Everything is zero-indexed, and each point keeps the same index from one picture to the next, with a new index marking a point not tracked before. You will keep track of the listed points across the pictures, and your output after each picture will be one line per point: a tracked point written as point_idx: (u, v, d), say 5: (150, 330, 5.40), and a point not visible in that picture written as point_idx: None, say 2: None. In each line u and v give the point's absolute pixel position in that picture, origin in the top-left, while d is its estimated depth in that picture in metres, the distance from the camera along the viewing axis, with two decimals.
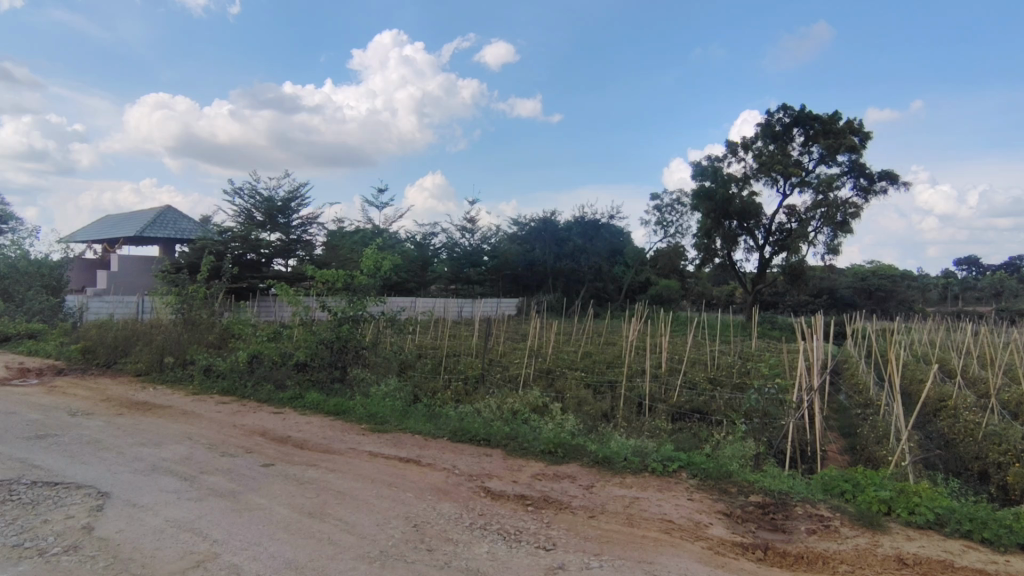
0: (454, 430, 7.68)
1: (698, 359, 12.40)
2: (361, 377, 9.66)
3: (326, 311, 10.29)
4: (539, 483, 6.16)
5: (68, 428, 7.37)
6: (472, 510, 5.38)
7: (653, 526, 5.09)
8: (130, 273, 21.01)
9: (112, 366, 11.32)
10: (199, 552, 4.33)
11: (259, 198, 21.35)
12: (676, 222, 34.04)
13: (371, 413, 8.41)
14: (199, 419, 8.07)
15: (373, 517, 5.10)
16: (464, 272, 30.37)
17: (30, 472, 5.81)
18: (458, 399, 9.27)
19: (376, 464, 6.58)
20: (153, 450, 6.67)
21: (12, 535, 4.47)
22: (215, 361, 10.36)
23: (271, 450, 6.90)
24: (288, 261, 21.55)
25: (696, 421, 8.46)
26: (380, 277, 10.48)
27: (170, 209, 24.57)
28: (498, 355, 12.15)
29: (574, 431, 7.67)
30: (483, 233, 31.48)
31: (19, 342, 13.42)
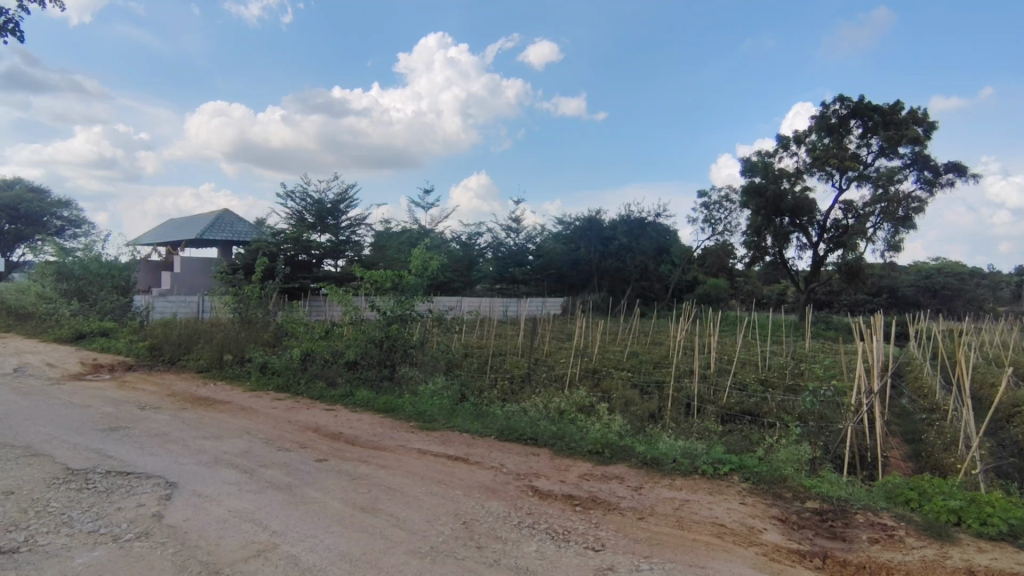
0: (502, 430, 7.73)
1: (749, 360, 12.07)
2: (408, 376, 9.82)
3: (375, 311, 10.51)
4: (587, 483, 6.14)
5: (139, 421, 7.80)
6: (520, 509, 5.41)
7: (704, 530, 5.00)
8: (191, 274, 22.04)
9: (176, 362, 11.89)
10: (260, 541, 4.51)
11: (309, 201, 22.03)
12: (724, 219, 33.24)
13: (419, 411, 8.56)
14: (257, 414, 8.39)
15: (423, 514, 5.18)
16: (509, 272, 30.66)
17: (105, 461, 6.18)
18: (505, 398, 9.30)
19: (426, 461, 6.69)
20: (215, 443, 6.98)
21: (89, 521, 4.77)
22: (270, 358, 10.74)
23: (324, 446, 7.11)
24: (338, 261, 22.11)
25: (746, 423, 8.24)
26: (427, 277, 10.65)
27: (227, 212, 25.61)
28: (544, 355, 12.14)
29: (622, 431, 7.60)
30: (527, 233, 31.55)
31: (94, 339, 14.27)
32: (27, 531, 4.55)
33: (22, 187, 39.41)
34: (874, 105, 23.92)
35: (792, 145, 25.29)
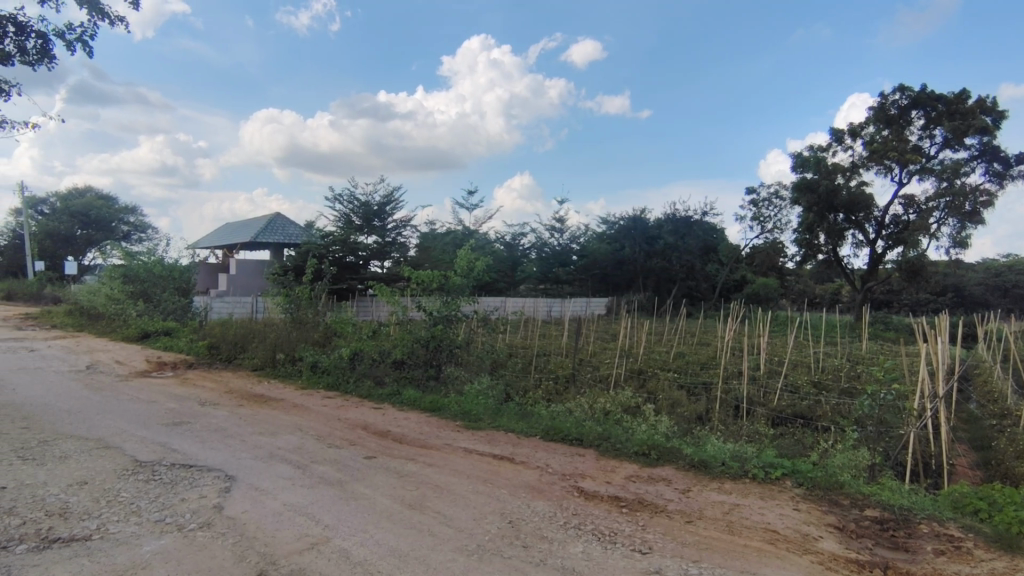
0: (547, 430, 7.74)
1: (802, 362, 11.69)
2: (454, 375, 9.94)
3: (421, 311, 10.69)
4: (634, 484, 6.08)
5: (199, 416, 8.17)
6: (566, 509, 5.41)
7: (756, 536, 4.88)
8: (247, 276, 22.92)
9: (232, 360, 12.37)
10: (313, 535, 4.66)
11: (356, 203, 22.60)
12: (774, 216, 32.26)
13: (465, 410, 8.65)
14: (309, 412, 8.66)
15: (470, 512, 5.24)
16: (553, 272, 30.63)
17: (170, 454, 6.49)
18: (550, 398, 9.30)
19: (471, 460, 6.76)
20: (269, 439, 7.24)
21: (156, 511, 5.03)
22: (321, 357, 11.05)
23: (373, 443, 7.27)
24: (384, 263, 22.57)
25: (799, 426, 7.98)
26: (472, 278, 10.76)
27: (279, 216, 26.48)
28: (588, 355, 12.05)
29: (669, 433, 7.48)
30: (571, 233, 31.45)
31: (157, 338, 15.00)
32: (100, 519, 4.83)
33: (91, 195, 41.70)
34: (937, 94, 22.76)
35: (847, 138, 24.34)
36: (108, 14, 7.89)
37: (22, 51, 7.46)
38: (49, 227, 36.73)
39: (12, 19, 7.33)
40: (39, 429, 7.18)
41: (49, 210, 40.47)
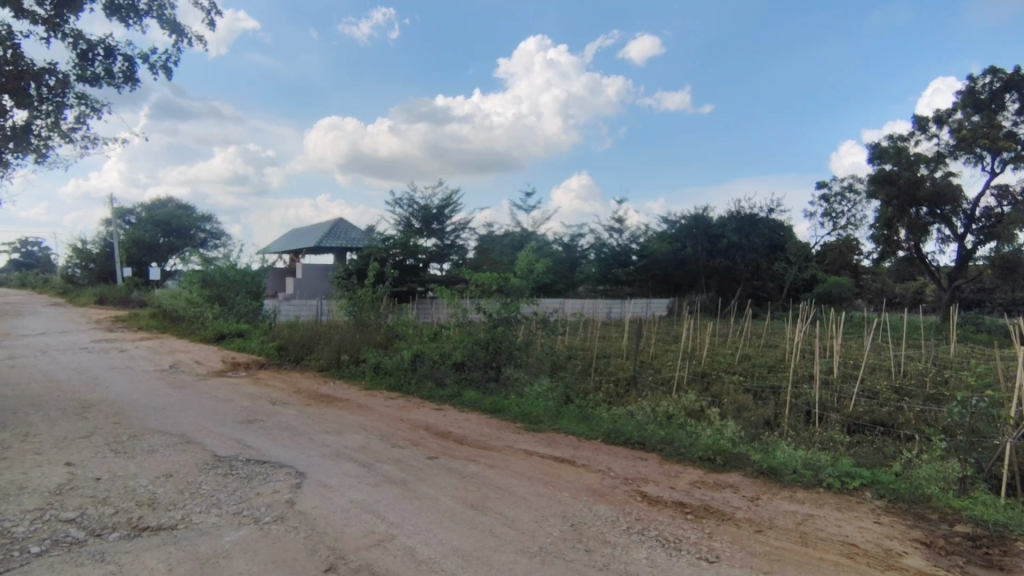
0: (608, 432, 7.64)
1: (880, 366, 11.04)
2: (515, 377, 9.94)
3: (481, 313, 10.77)
4: (699, 490, 5.89)
5: (271, 414, 8.54)
6: (629, 514, 5.30)
7: (833, 549, 4.63)
8: (312, 279, 23.77)
9: (300, 361, 12.86)
10: (379, 532, 4.76)
11: (416, 207, 23.10)
12: (846, 212, 30.68)
13: (525, 412, 8.65)
14: (373, 412, 8.87)
15: (531, 514, 5.22)
16: (611, 273, 30.13)
17: (245, 450, 6.82)
18: (610, 401, 9.17)
19: (532, 462, 6.75)
20: (336, 438, 7.46)
21: (234, 504, 5.28)
22: (383, 359, 11.31)
23: (435, 444, 7.37)
24: (443, 265, 22.94)
25: (878, 434, 7.52)
26: (532, 279, 10.76)
27: (342, 221, 27.35)
28: (650, 357, 11.79)
29: (735, 438, 7.22)
30: (630, 233, 30.77)
31: (232, 339, 15.79)
32: (183, 510, 5.11)
33: (173, 205, 44.55)
34: None
35: (932, 126, 22.85)
36: (186, 37, 8.38)
37: (110, 73, 8.01)
38: (136, 235, 39.35)
39: (103, 43, 7.88)
40: (130, 424, 7.68)
41: (135, 220, 43.53)
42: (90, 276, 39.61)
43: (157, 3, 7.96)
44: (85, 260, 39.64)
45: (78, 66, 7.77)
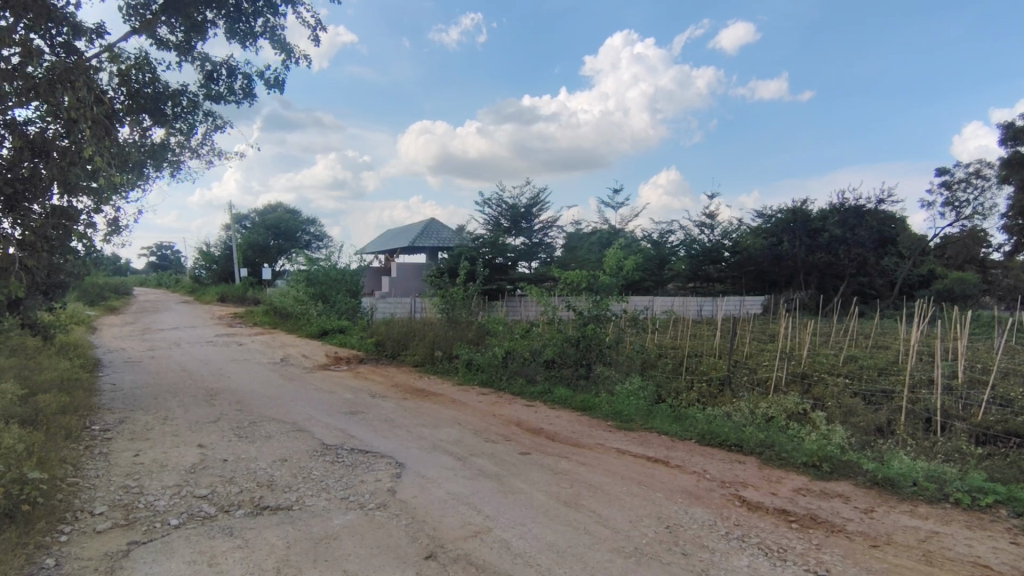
0: (703, 433, 7.44)
1: (1014, 371, 9.95)
2: (605, 375, 9.88)
3: (570, 311, 10.80)
4: (804, 499, 5.60)
5: (372, 406, 9.03)
6: (727, 519, 5.14)
7: (961, 570, 4.26)
8: (406, 278, 24.77)
9: (396, 356, 13.48)
10: (476, 524, 4.92)
11: (504, 206, 23.45)
12: (972, 200, 27.84)
13: (616, 410, 8.60)
14: (466, 407, 9.16)
15: (625, 514, 5.19)
16: (703, 269, 29.09)
17: (350, 439, 7.26)
18: (704, 402, 8.93)
19: (624, 461, 6.70)
20: (432, 431, 7.77)
21: (342, 489, 5.64)
22: (475, 355, 11.61)
23: (527, 440, 7.49)
24: (531, 263, 23.18)
25: (1013, 447, 6.79)
26: (622, 276, 10.63)
27: (433, 221, 28.31)
28: (745, 357, 11.29)
29: (844, 444, 6.78)
30: (723, 228, 28.89)
31: (334, 335, 16.82)
32: (298, 492, 5.54)
33: (282, 211, 47.98)
34: None
35: None
36: (295, 55, 9.02)
37: (232, 91, 8.77)
38: (251, 238, 42.65)
39: (226, 64, 8.65)
40: (250, 411, 8.41)
41: (250, 224, 47.37)
42: (213, 276, 43.41)
43: (271, 25, 8.64)
44: (209, 261, 43.60)
45: (205, 86, 8.58)
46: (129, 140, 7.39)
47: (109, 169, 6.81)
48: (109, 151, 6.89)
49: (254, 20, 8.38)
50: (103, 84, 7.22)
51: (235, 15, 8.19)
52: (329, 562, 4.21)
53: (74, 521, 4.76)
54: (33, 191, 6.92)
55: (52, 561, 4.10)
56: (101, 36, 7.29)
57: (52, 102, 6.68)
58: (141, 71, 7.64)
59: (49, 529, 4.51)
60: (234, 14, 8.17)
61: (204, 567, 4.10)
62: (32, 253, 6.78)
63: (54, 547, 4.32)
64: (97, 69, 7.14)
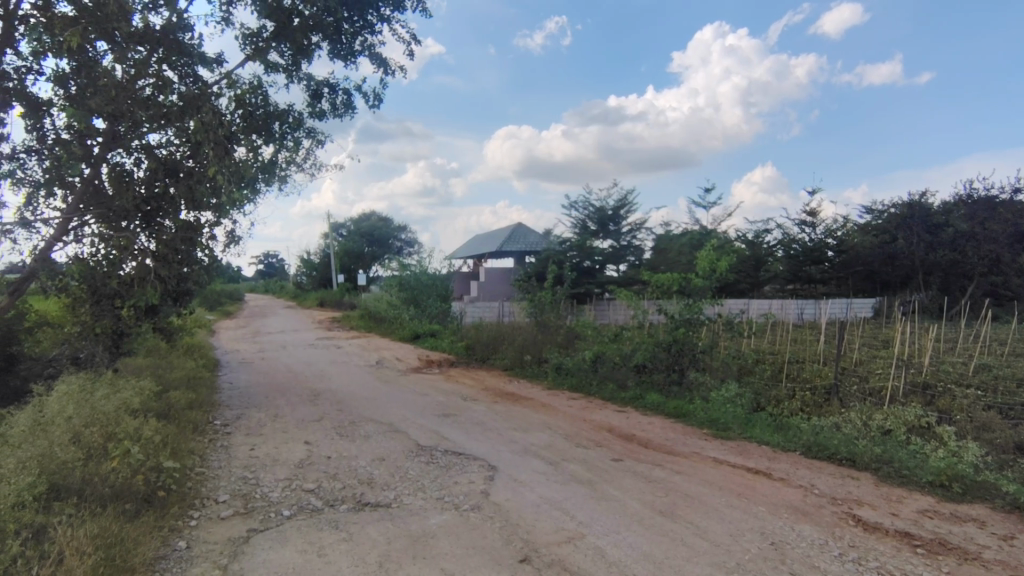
0: (810, 445, 6.98)
1: None
2: (700, 381, 9.54)
3: (661, 314, 10.43)
4: (930, 521, 5.10)
5: (464, 409, 9.22)
6: (840, 538, 4.78)
7: None
8: (494, 282, 25.16)
9: (486, 360, 13.73)
10: (570, 530, 4.88)
11: (591, 209, 22.95)
12: None
13: (712, 418, 8.26)
14: (556, 411, 9.14)
15: (726, 527, 4.96)
16: (804, 270, 27.50)
17: (443, 441, 7.46)
18: (808, 411, 8.38)
19: (723, 471, 6.42)
20: (523, 435, 7.82)
21: (438, 489, 5.80)
22: (564, 360, 11.57)
23: (619, 446, 7.36)
24: (619, 266, 22.89)
25: None
26: (716, 278, 10.04)
27: (520, 226, 28.58)
28: (855, 364, 10.49)
29: (978, 463, 6.11)
30: (827, 226, 27.18)
31: (426, 338, 17.40)
32: (396, 491, 5.75)
33: (375, 220, 50.29)
34: None
35: None
36: (390, 70, 9.42)
37: (333, 107, 9.30)
38: (347, 246, 44.92)
39: (327, 82, 9.17)
40: (350, 411, 8.86)
41: (346, 233, 49.94)
42: (313, 283, 46.16)
43: (368, 43, 9.08)
44: (311, 269, 46.41)
45: (310, 104, 9.14)
46: (245, 158, 7.99)
47: (228, 186, 7.42)
48: (228, 170, 7.50)
49: (352, 39, 8.88)
50: (222, 108, 7.86)
51: (336, 36, 8.70)
52: (427, 560, 4.32)
53: (201, 507, 5.21)
54: (166, 208, 7.68)
55: (184, 544, 4.50)
56: (221, 64, 7.95)
57: (180, 127, 7.39)
58: (255, 94, 8.26)
59: (181, 514, 4.95)
60: (336, 35, 8.67)
61: (314, 557, 4.35)
62: (164, 265, 7.58)
63: (186, 530, 4.74)
64: (218, 94, 7.81)
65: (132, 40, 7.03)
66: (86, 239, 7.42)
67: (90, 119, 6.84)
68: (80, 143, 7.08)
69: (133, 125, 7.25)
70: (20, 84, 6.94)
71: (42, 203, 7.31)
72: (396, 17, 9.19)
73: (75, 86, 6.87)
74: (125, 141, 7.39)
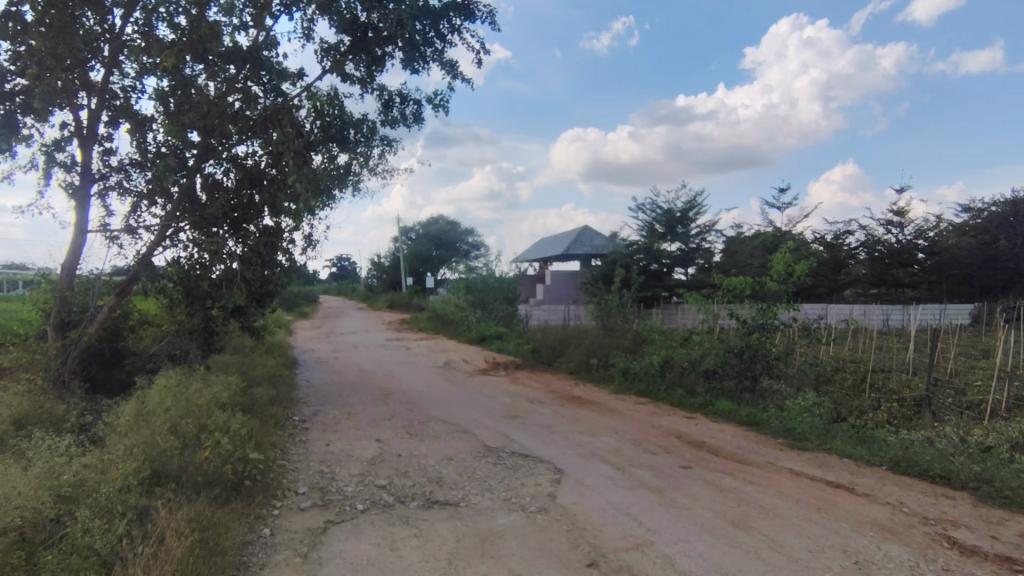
0: (898, 460, 6.55)
1: None
2: (774, 389, 9.16)
3: (733, 319, 10.06)
4: None
5: (530, 412, 9.26)
6: (932, 561, 4.46)
7: None
8: (560, 285, 25.14)
9: (551, 363, 13.74)
10: (637, 536, 4.81)
11: (659, 211, 22.30)
12: None
13: (788, 428, 7.90)
14: (623, 416, 9.02)
15: (804, 542, 4.74)
16: (891, 274, 25.68)
17: (509, 443, 7.52)
18: (895, 424, 7.86)
19: (800, 484, 6.13)
20: (590, 439, 7.77)
21: (505, 490, 5.87)
22: (631, 364, 11.39)
23: (688, 453, 7.18)
24: (687, 269, 22.33)
25: None
26: (793, 282, 9.63)
27: (586, 229, 28.39)
28: (949, 374, 9.75)
29: None
30: (916, 226, 25.29)
31: (492, 341, 17.59)
32: (464, 490, 5.86)
33: (442, 224, 51.44)
34: None
35: None
36: (459, 77, 9.63)
37: (404, 116, 9.60)
38: (416, 250, 46.08)
39: (398, 92, 9.48)
40: (418, 411, 9.10)
41: (415, 237, 51.25)
42: (383, 286, 47.62)
43: (439, 51, 9.32)
44: (381, 272, 47.90)
45: (382, 113, 9.47)
46: (323, 165, 8.38)
47: (306, 193, 7.79)
48: (306, 178, 7.89)
49: (423, 50, 9.14)
50: (302, 120, 8.28)
51: (409, 47, 8.99)
52: (494, 559, 4.37)
53: (283, 497, 5.51)
54: (251, 215, 8.17)
55: (268, 531, 4.78)
56: (302, 79, 8.38)
57: (264, 138, 7.83)
58: (331, 105, 8.64)
59: (265, 503, 5.26)
60: (408, 47, 8.95)
61: (386, 550, 4.50)
62: (249, 267, 8.10)
63: (270, 518, 5.03)
64: (298, 106, 8.23)
65: (223, 59, 7.54)
66: (181, 244, 8.01)
67: (186, 134, 7.39)
68: (176, 156, 7.63)
69: (224, 138, 7.73)
70: (126, 103, 7.57)
71: (144, 211, 7.96)
72: (465, 26, 9.38)
73: (173, 103, 7.41)
74: (217, 152, 7.90)
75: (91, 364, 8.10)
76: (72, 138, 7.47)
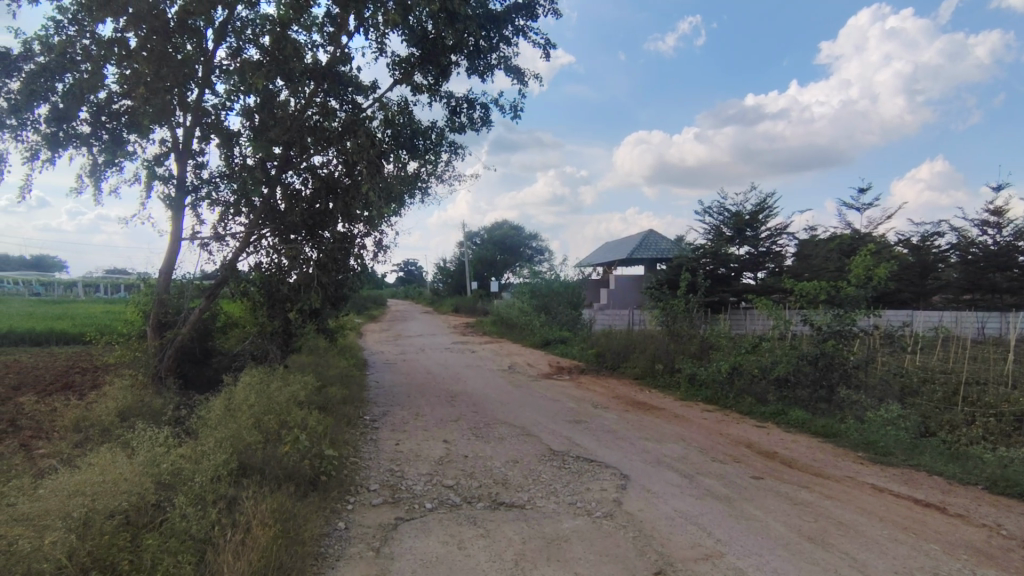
0: (996, 480, 6.08)
1: None
2: (853, 400, 8.72)
3: (807, 325, 9.63)
4: None
5: (594, 417, 9.21)
6: None
7: None
8: (625, 290, 24.84)
9: (616, 368, 13.61)
10: (707, 546, 4.70)
11: (727, 214, 21.58)
12: None
13: (869, 440, 7.48)
14: (691, 423, 8.81)
15: (888, 562, 4.48)
16: (986, 279, 23.78)
17: (574, 447, 7.51)
18: (992, 440, 7.29)
19: (884, 501, 5.79)
20: (656, 445, 7.64)
21: (570, 494, 5.87)
22: (698, 371, 11.10)
23: (760, 464, 6.93)
24: (758, 274, 21.52)
25: None
26: (873, 287, 9.18)
27: (652, 232, 27.88)
28: None
29: None
30: (1017, 226, 23.29)
31: (555, 345, 17.60)
32: (529, 493, 5.91)
33: (507, 229, 51.93)
34: None
35: None
36: (525, 80, 9.73)
37: (471, 121, 9.80)
38: (481, 256, 46.73)
39: (465, 99, 9.70)
40: (483, 413, 9.24)
41: (479, 242, 52.02)
42: (449, 290, 48.58)
43: (504, 58, 9.46)
44: (447, 276, 48.86)
45: (450, 120, 9.72)
46: (394, 173, 8.68)
47: (378, 201, 8.09)
48: (378, 186, 8.21)
49: (489, 56, 9.31)
50: (374, 130, 8.62)
51: (475, 54, 9.17)
52: (560, 563, 4.39)
53: (356, 493, 5.75)
54: (327, 222, 8.57)
55: (343, 524, 5.00)
56: (375, 91, 8.73)
57: (340, 149, 8.20)
58: (402, 114, 8.95)
59: (339, 497, 5.52)
60: (474, 54, 9.14)
61: (454, 549, 4.61)
62: (325, 271, 8.57)
63: (345, 513, 5.26)
64: (371, 117, 8.58)
65: (304, 75, 7.97)
66: (264, 250, 8.51)
67: (270, 147, 7.85)
68: (261, 168, 8.09)
69: (303, 150, 8.16)
70: (217, 119, 8.13)
71: (231, 220, 8.50)
72: (529, 28, 9.48)
73: (259, 119, 7.89)
74: (296, 163, 8.35)
75: (184, 362, 8.70)
76: (170, 153, 8.10)
